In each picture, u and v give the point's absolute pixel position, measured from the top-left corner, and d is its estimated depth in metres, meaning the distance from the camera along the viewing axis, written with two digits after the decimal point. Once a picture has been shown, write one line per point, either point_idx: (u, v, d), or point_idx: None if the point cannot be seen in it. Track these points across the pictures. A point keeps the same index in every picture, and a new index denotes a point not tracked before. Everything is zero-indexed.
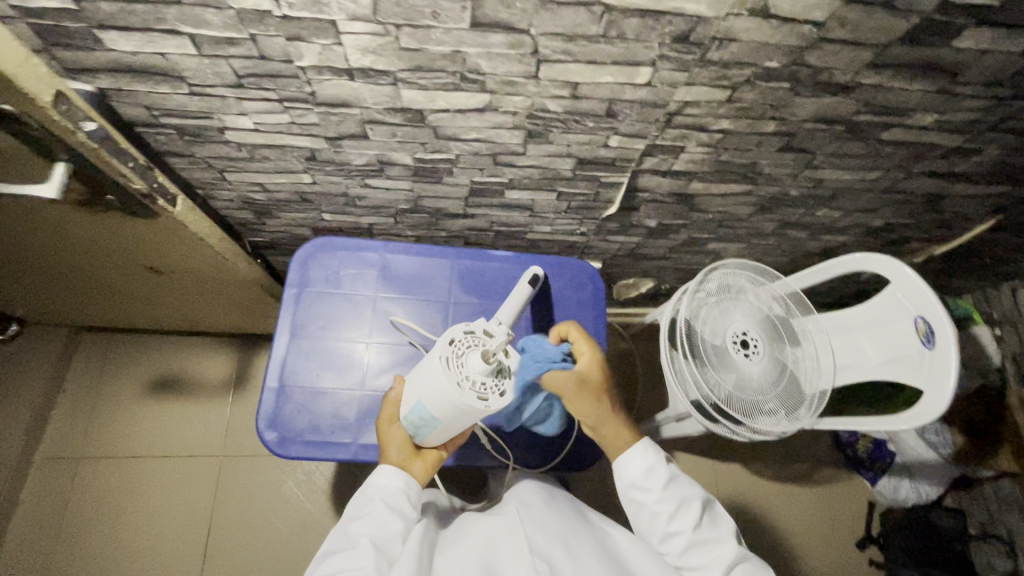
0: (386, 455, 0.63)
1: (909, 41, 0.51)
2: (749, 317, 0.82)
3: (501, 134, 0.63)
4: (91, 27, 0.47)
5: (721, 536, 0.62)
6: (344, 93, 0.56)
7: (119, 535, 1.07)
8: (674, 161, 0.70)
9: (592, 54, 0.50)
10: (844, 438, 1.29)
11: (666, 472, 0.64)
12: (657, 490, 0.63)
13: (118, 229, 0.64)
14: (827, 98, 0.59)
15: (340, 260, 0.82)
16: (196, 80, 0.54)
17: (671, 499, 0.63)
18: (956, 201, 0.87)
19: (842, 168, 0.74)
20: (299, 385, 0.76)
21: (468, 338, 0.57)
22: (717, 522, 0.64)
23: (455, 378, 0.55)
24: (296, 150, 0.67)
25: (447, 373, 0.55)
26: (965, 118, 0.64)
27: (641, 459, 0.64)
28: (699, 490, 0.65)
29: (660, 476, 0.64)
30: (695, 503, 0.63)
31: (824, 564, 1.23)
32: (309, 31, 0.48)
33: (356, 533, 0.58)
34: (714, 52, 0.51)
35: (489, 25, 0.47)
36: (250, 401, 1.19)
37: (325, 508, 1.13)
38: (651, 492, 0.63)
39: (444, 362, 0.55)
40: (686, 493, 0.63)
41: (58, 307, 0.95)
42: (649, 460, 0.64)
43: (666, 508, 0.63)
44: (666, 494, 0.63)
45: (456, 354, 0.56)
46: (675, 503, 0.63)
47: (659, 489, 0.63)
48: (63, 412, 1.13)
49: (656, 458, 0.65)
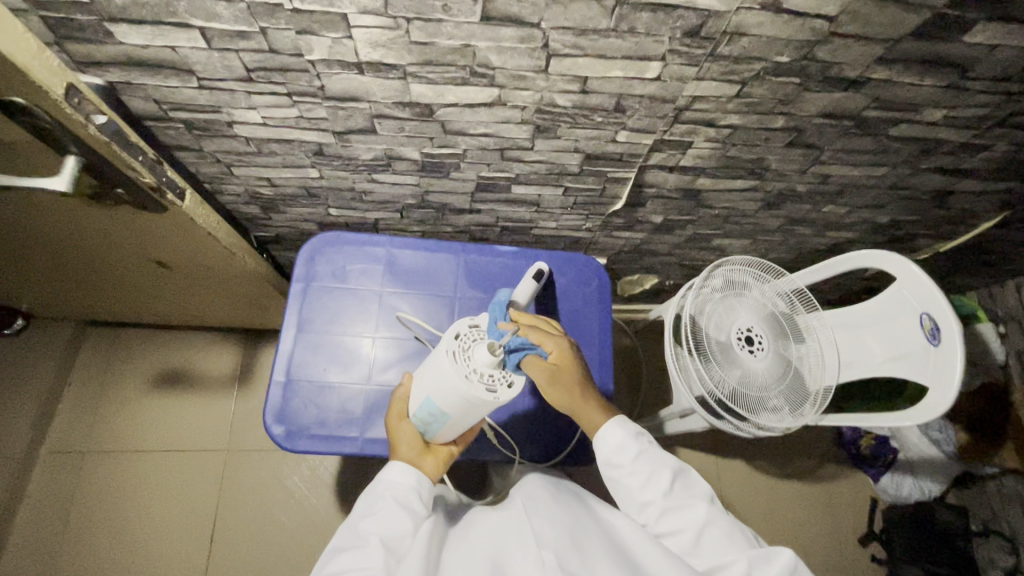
0: (398, 452, 0.64)
1: (920, 35, 0.51)
2: (754, 313, 0.82)
3: (509, 129, 0.63)
4: (102, 20, 0.47)
5: (693, 500, 0.61)
6: (353, 87, 0.56)
7: (125, 529, 1.08)
8: (682, 156, 0.70)
9: (603, 48, 0.50)
10: (848, 436, 1.28)
11: (635, 446, 0.64)
12: (626, 464, 0.63)
13: (126, 223, 0.64)
14: (836, 93, 0.59)
15: (346, 255, 0.83)
16: (206, 74, 0.54)
17: (639, 471, 0.63)
18: (963, 198, 0.87)
19: (850, 164, 0.74)
20: (306, 379, 0.77)
21: (473, 332, 0.58)
22: (691, 487, 0.63)
23: (462, 371, 0.55)
24: (304, 145, 0.67)
25: (454, 366, 0.55)
26: (974, 113, 0.64)
27: (613, 436, 0.64)
28: (671, 459, 0.64)
29: (628, 449, 0.64)
30: (666, 473, 0.63)
31: (826, 560, 1.24)
32: (319, 25, 0.48)
33: (366, 532, 0.57)
34: (725, 47, 0.51)
35: (500, 19, 0.47)
36: (255, 396, 1.20)
37: (329, 502, 1.13)
38: (621, 468, 0.64)
39: (451, 356, 0.56)
40: (655, 465, 0.63)
41: (64, 301, 0.96)
42: (619, 436, 0.64)
43: (636, 480, 0.63)
44: (635, 466, 0.63)
45: (462, 348, 0.56)
46: (646, 474, 0.63)
47: (628, 462, 0.63)
48: (69, 406, 1.14)
49: (626, 432, 0.65)
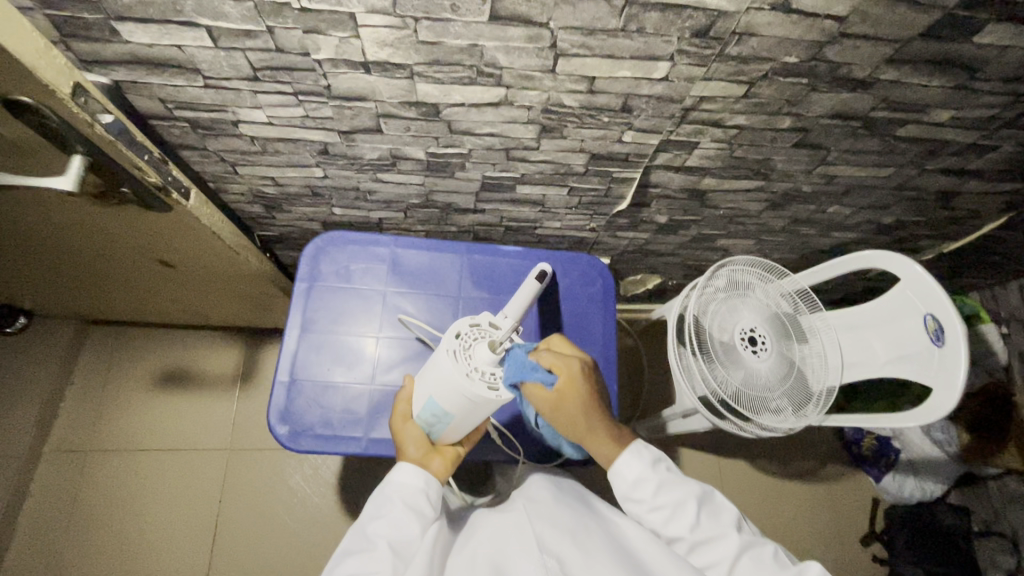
0: (405, 454, 0.63)
1: (929, 36, 0.50)
2: (757, 314, 0.82)
3: (515, 129, 0.63)
4: (108, 19, 0.47)
5: (721, 530, 0.61)
6: (359, 86, 0.56)
7: (127, 528, 1.08)
8: (688, 156, 0.70)
9: (611, 48, 0.50)
10: (850, 436, 1.27)
11: (653, 478, 0.63)
12: (648, 499, 0.63)
13: (131, 222, 0.63)
14: (844, 94, 0.58)
15: (349, 254, 0.82)
16: (212, 73, 0.54)
17: (663, 506, 0.63)
18: (967, 198, 0.87)
19: (856, 164, 0.74)
20: (310, 379, 0.76)
21: (473, 331, 0.58)
22: (718, 515, 0.63)
23: (464, 369, 0.55)
24: (309, 144, 0.67)
25: (456, 365, 0.55)
26: (981, 114, 0.64)
27: (630, 468, 0.64)
28: (693, 487, 0.64)
29: (649, 484, 0.63)
30: (690, 504, 0.62)
31: (828, 561, 1.24)
32: (327, 24, 0.47)
33: (374, 535, 0.57)
34: (733, 47, 0.50)
35: (509, 19, 0.47)
36: (257, 395, 1.19)
37: (332, 502, 1.13)
38: (644, 502, 0.63)
39: (452, 355, 0.56)
40: (678, 496, 0.63)
41: (67, 299, 0.95)
42: (638, 471, 0.64)
43: (660, 515, 0.63)
44: (658, 500, 0.63)
45: (463, 347, 0.56)
46: (670, 507, 0.62)
47: (650, 498, 0.63)
48: (71, 405, 1.14)
49: (646, 464, 0.64)
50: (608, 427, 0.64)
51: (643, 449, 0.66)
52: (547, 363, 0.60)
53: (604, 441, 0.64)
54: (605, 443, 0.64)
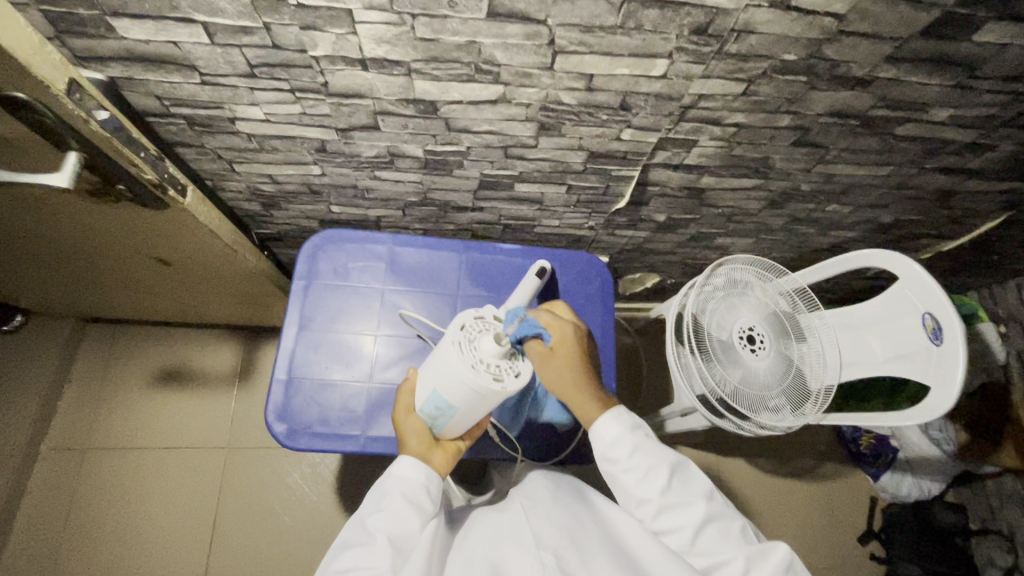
0: (406, 447, 0.63)
1: (929, 34, 0.50)
2: (755, 313, 0.82)
3: (513, 127, 0.63)
4: (103, 15, 0.47)
5: (690, 498, 0.62)
6: (356, 84, 0.55)
7: (125, 525, 1.08)
8: (686, 155, 0.70)
9: (610, 45, 0.50)
10: (848, 434, 1.28)
11: (630, 441, 0.63)
12: (623, 460, 0.63)
13: (127, 219, 0.63)
14: (843, 92, 0.58)
15: (347, 253, 0.82)
16: (208, 69, 0.54)
17: (636, 468, 0.63)
18: (967, 197, 0.87)
19: (854, 163, 0.74)
20: (308, 377, 0.76)
21: (478, 323, 0.58)
22: (689, 484, 0.63)
23: (469, 361, 0.55)
24: (306, 142, 0.67)
25: (461, 357, 0.55)
26: (980, 113, 0.64)
27: (608, 431, 0.63)
28: (669, 455, 0.64)
29: (624, 445, 0.63)
30: (664, 470, 0.62)
31: (825, 559, 1.24)
32: (324, 21, 0.47)
33: (373, 529, 0.57)
34: (732, 45, 0.50)
35: (506, 16, 0.46)
36: (255, 393, 1.19)
37: (329, 499, 1.13)
38: (617, 463, 0.63)
39: (457, 346, 0.55)
40: (653, 461, 0.63)
41: (64, 297, 0.95)
42: (616, 432, 0.63)
43: (632, 476, 0.63)
44: (632, 462, 0.63)
45: (469, 339, 0.56)
46: (643, 470, 0.63)
47: (624, 459, 0.63)
48: (69, 403, 1.13)
49: (624, 427, 0.64)
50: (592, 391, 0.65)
51: (624, 414, 0.65)
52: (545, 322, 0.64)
53: (588, 403, 0.64)
54: (589, 405, 0.64)
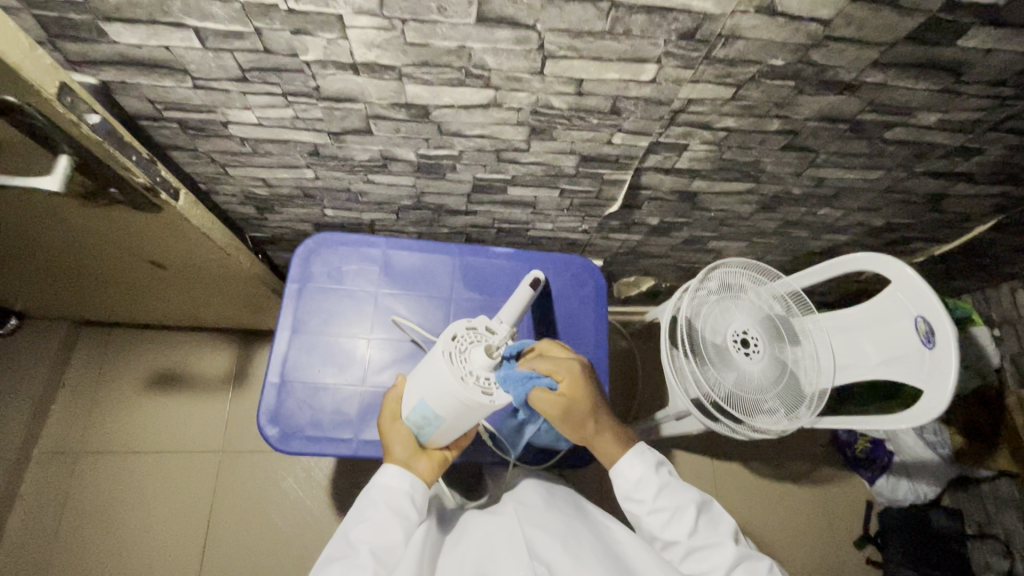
0: (391, 454, 0.63)
1: (914, 40, 0.51)
2: (749, 316, 0.82)
3: (505, 130, 0.63)
4: (95, 19, 0.47)
5: (718, 539, 0.60)
6: (348, 88, 0.56)
7: (119, 530, 1.07)
8: (678, 158, 0.70)
9: (598, 50, 0.50)
10: (844, 438, 1.30)
11: (656, 481, 0.63)
12: (648, 500, 0.63)
13: (121, 222, 0.63)
14: (831, 96, 0.59)
15: (341, 255, 0.82)
16: (200, 73, 0.54)
17: (663, 509, 0.62)
18: (957, 201, 0.87)
19: (845, 167, 0.74)
20: (301, 380, 0.76)
21: (470, 334, 0.57)
22: (716, 524, 0.62)
23: (459, 373, 0.55)
24: (299, 146, 0.67)
25: (451, 368, 0.55)
26: (968, 117, 0.64)
27: (631, 470, 0.64)
28: (693, 494, 0.64)
29: (650, 485, 0.63)
30: (690, 509, 0.62)
31: (821, 564, 1.23)
32: (314, 25, 0.48)
33: (356, 540, 0.57)
34: (720, 50, 0.51)
35: (495, 20, 0.47)
36: (251, 396, 1.19)
37: (324, 504, 1.13)
38: (643, 503, 0.63)
39: (448, 358, 0.55)
40: (679, 501, 0.62)
41: (58, 301, 0.95)
42: (639, 472, 0.63)
43: (659, 518, 0.62)
44: (658, 503, 0.63)
45: (459, 350, 0.56)
46: (669, 511, 0.62)
47: (650, 499, 0.63)
48: (63, 407, 1.13)
49: (648, 465, 0.64)
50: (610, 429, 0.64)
51: (646, 450, 0.66)
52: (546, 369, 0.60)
53: (610, 441, 0.64)
54: (612, 445, 0.64)
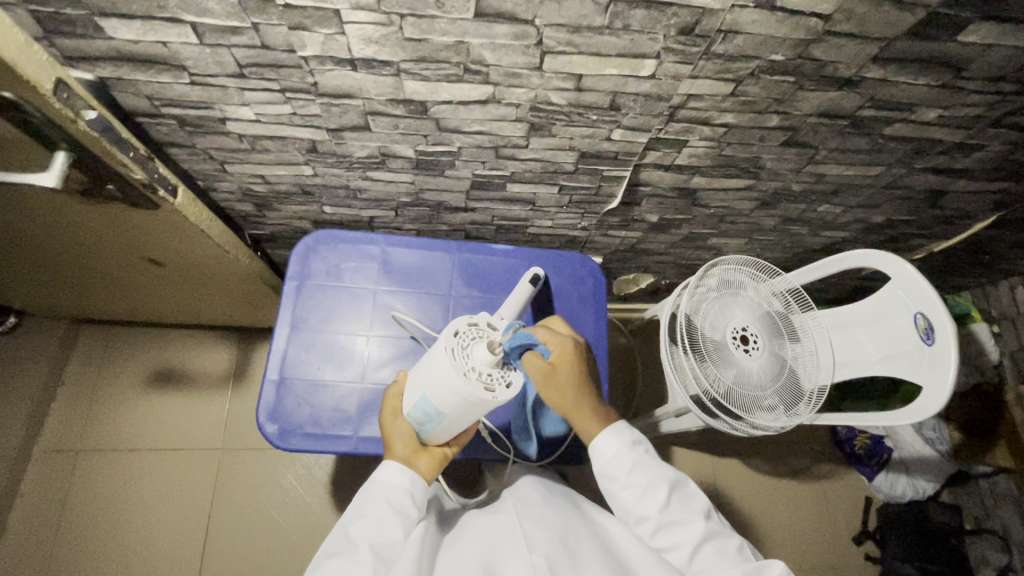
0: (391, 451, 0.63)
1: (914, 34, 0.51)
2: (749, 313, 0.82)
3: (504, 127, 0.63)
4: (91, 15, 0.47)
5: (689, 515, 0.61)
6: (346, 84, 0.56)
7: (119, 528, 1.07)
8: (677, 155, 0.70)
9: (597, 45, 0.50)
10: (842, 435, 1.28)
11: (629, 458, 0.63)
12: (621, 477, 0.63)
13: (119, 219, 0.63)
14: (831, 92, 0.59)
15: (340, 253, 0.82)
16: (197, 69, 0.54)
17: (635, 484, 0.62)
18: (957, 197, 0.87)
19: (845, 163, 0.74)
20: (300, 377, 0.76)
21: (472, 330, 0.57)
22: (689, 502, 0.63)
23: (461, 369, 0.55)
24: (297, 142, 0.67)
25: (453, 364, 0.54)
26: (968, 113, 0.64)
27: (608, 446, 0.64)
28: (667, 471, 0.64)
29: (624, 461, 0.63)
30: (662, 486, 0.62)
31: (819, 559, 1.24)
32: (312, 21, 0.47)
33: (356, 537, 0.57)
34: (719, 45, 0.51)
35: (494, 16, 0.46)
36: (250, 394, 1.19)
37: (324, 501, 1.13)
38: (617, 480, 0.63)
39: (450, 354, 0.55)
40: (651, 477, 0.63)
41: (57, 298, 0.95)
42: (613, 448, 0.64)
43: (631, 493, 0.63)
44: (631, 479, 0.63)
45: (462, 346, 0.56)
46: (641, 487, 0.62)
47: (623, 476, 0.63)
48: (62, 405, 1.13)
49: (623, 442, 0.64)
50: (591, 404, 0.65)
51: (625, 429, 0.66)
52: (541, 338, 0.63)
53: (589, 417, 0.64)
54: (590, 421, 0.64)
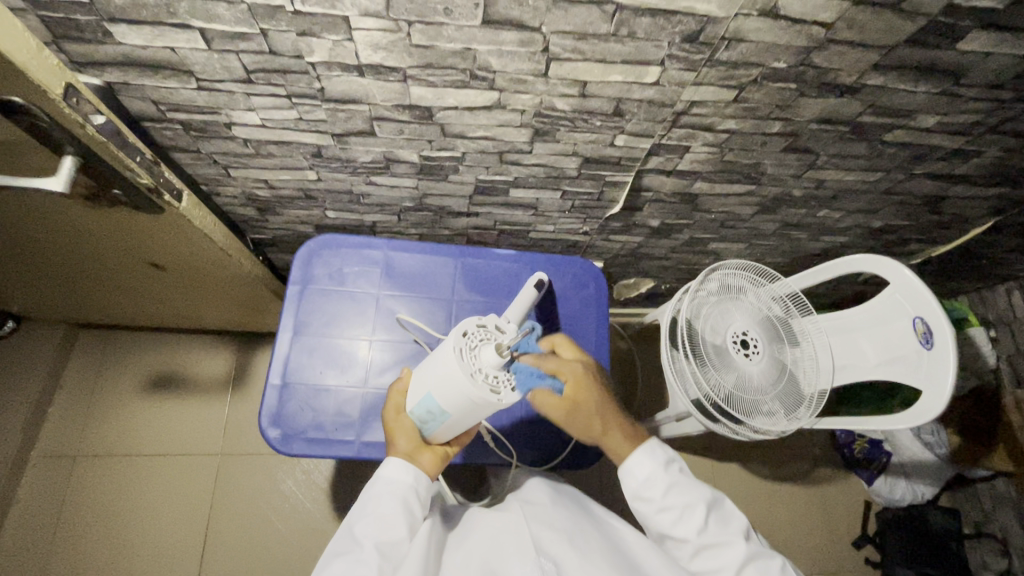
0: (395, 447, 0.62)
1: (914, 42, 0.51)
2: (749, 317, 0.82)
3: (508, 132, 0.63)
4: (101, 20, 0.47)
5: (729, 538, 0.59)
6: (353, 89, 0.56)
7: (117, 533, 1.06)
8: (679, 160, 0.70)
9: (602, 52, 0.50)
10: (842, 439, 1.29)
11: (664, 479, 0.62)
12: (657, 498, 0.62)
13: (122, 223, 0.63)
14: (831, 99, 0.59)
15: (342, 257, 0.82)
16: (205, 74, 0.54)
17: (671, 507, 0.61)
18: (955, 203, 0.88)
19: (844, 169, 0.75)
20: (302, 382, 0.76)
21: (480, 331, 0.57)
22: (727, 522, 0.61)
23: (469, 369, 0.55)
24: (302, 147, 0.67)
25: (461, 364, 0.55)
26: (967, 120, 0.65)
27: (641, 467, 0.63)
28: (703, 491, 0.62)
29: (659, 484, 0.62)
30: (699, 507, 0.61)
31: (819, 564, 1.24)
32: (321, 26, 0.48)
33: (361, 536, 0.57)
34: (724, 52, 0.51)
35: (501, 23, 0.47)
36: (249, 400, 1.19)
37: (324, 507, 1.13)
38: (652, 502, 0.62)
39: (458, 353, 0.55)
40: (688, 499, 0.61)
41: (56, 302, 0.94)
42: (648, 470, 0.63)
43: (668, 516, 0.61)
44: (667, 501, 0.62)
45: (469, 346, 0.56)
46: (678, 509, 0.61)
47: (659, 498, 0.62)
48: (60, 409, 1.12)
49: (657, 463, 0.64)
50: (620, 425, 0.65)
51: (657, 447, 0.65)
52: (552, 368, 0.60)
53: (617, 436, 0.65)
54: (619, 439, 0.65)
